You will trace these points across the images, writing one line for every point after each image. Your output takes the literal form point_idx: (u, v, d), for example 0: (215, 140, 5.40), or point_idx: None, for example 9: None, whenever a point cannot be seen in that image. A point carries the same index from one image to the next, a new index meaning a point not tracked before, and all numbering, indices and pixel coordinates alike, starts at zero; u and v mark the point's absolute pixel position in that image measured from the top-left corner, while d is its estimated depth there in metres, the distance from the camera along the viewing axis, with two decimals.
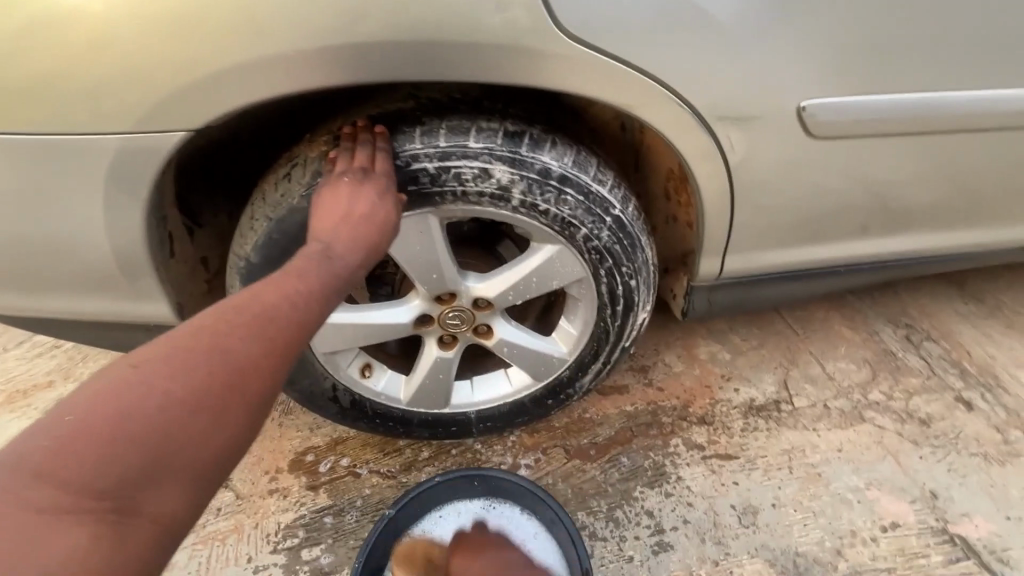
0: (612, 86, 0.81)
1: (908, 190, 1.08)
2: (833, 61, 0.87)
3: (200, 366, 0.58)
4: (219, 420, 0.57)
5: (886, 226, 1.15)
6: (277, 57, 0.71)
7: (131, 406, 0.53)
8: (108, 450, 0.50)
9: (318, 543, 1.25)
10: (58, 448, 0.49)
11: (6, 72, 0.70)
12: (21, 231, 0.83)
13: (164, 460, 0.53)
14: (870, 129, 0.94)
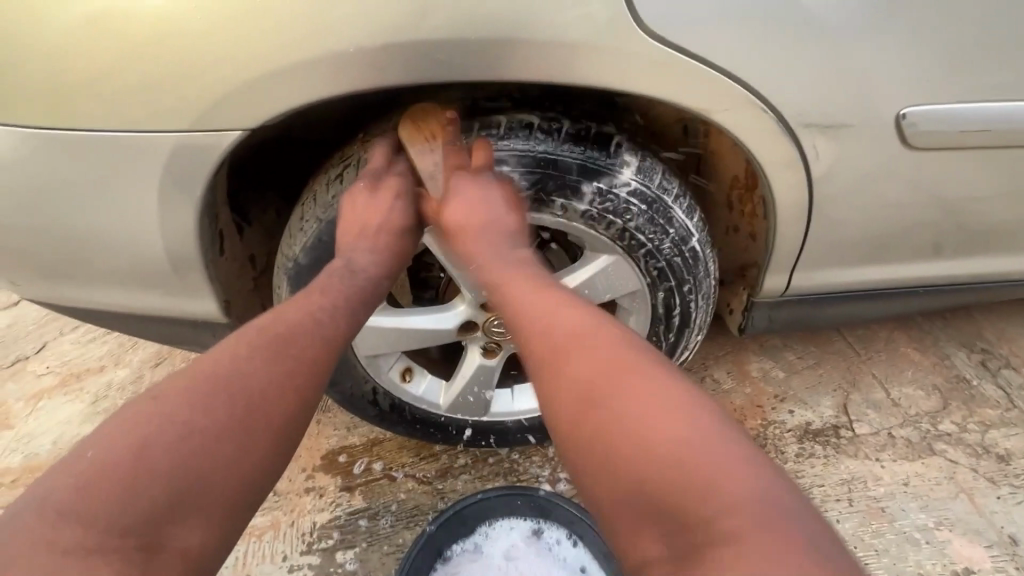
0: (690, 88, 0.74)
1: (1007, 208, 0.98)
2: (938, 64, 0.78)
3: (222, 397, 0.63)
4: (237, 446, 0.61)
5: (976, 246, 1.05)
6: (339, 55, 0.68)
7: (152, 438, 0.58)
8: (132, 483, 0.55)
9: (353, 546, 1.24)
10: (84, 486, 0.54)
11: (69, 66, 0.69)
12: (79, 225, 0.83)
13: (184, 490, 0.57)
14: (974, 139, 0.85)
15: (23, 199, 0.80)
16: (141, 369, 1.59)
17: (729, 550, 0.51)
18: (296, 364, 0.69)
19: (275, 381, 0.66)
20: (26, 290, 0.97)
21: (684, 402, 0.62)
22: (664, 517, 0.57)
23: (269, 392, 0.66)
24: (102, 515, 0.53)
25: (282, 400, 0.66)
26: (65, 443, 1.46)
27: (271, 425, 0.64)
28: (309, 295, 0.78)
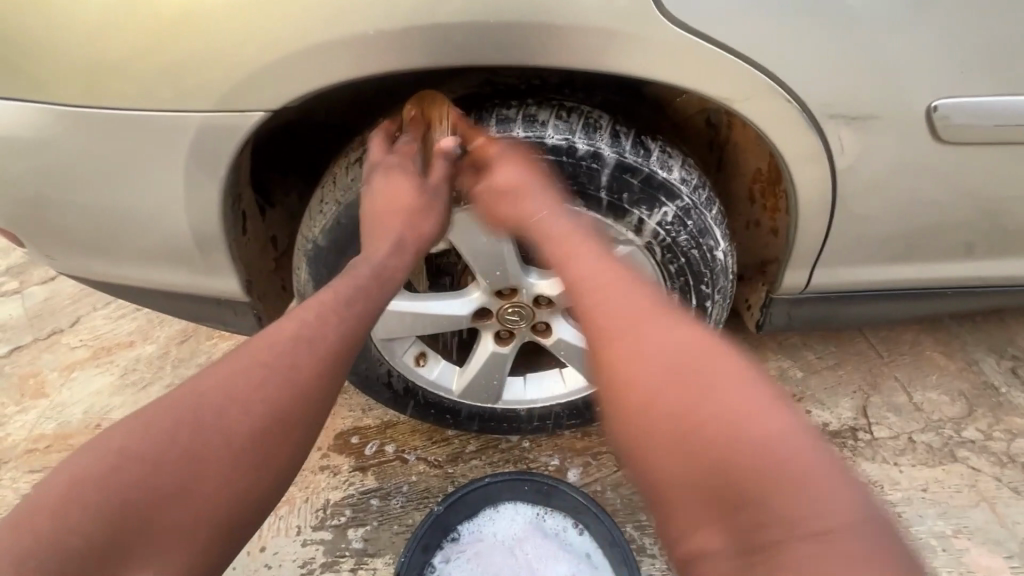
0: (712, 76, 0.73)
1: None
2: (975, 55, 0.75)
3: (210, 408, 0.64)
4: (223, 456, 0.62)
5: (1009, 247, 1.01)
6: (360, 39, 0.69)
7: (153, 445, 0.60)
8: (133, 486, 0.58)
9: (364, 524, 1.27)
10: (87, 488, 0.57)
11: (101, 46, 0.71)
12: (110, 202, 0.86)
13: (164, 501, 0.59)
14: (1011, 135, 0.82)
15: (58, 175, 0.84)
16: (167, 345, 1.65)
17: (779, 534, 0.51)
18: (290, 367, 0.68)
19: (269, 386, 0.66)
20: (60, 264, 1.01)
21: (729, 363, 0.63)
22: (692, 451, 0.58)
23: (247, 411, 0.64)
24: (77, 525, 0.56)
25: (276, 406, 0.65)
26: (95, 413, 1.52)
27: (270, 431, 0.64)
28: (318, 297, 0.75)
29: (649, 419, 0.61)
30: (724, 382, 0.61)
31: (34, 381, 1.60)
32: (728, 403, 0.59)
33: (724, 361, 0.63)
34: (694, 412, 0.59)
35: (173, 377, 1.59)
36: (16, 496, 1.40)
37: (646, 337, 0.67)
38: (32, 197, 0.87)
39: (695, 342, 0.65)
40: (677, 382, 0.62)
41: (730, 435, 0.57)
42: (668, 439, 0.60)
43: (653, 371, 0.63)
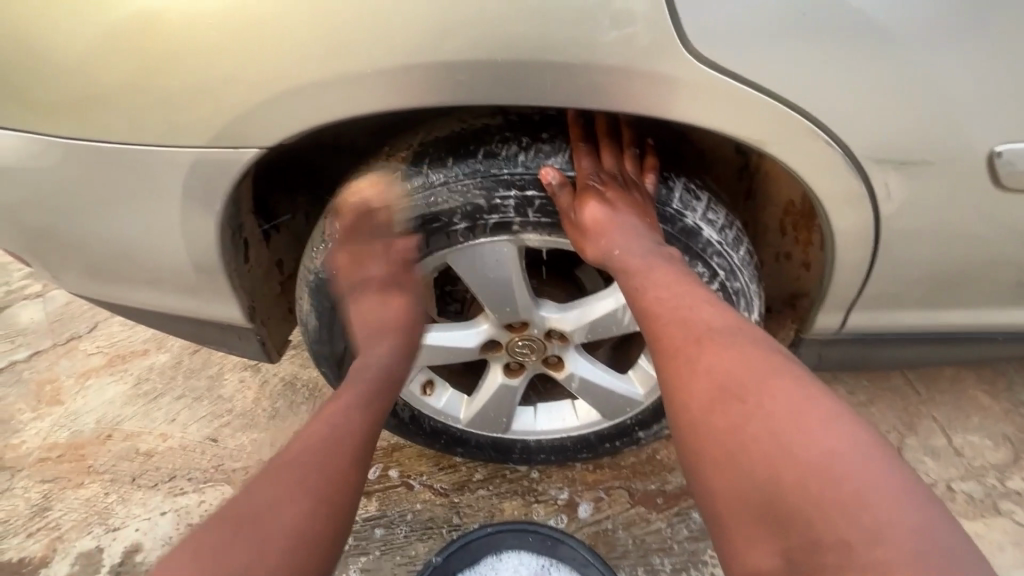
0: (742, 118, 0.67)
1: None
2: None
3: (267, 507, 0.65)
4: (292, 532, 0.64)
5: None
6: (360, 75, 0.65)
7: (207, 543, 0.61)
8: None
9: (367, 553, 1.24)
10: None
11: (95, 77, 0.68)
12: (109, 231, 0.84)
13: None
14: None
15: (58, 203, 0.82)
16: (180, 355, 1.65)
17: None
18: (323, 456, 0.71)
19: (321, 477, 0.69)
20: (65, 285, 1.00)
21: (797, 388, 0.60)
22: (804, 540, 0.51)
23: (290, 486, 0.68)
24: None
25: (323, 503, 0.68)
26: (107, 422, 1.53)
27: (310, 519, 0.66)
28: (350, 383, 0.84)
29: (745, 500, 0.56)
30: (845, 456, 0.53)
31: (50, 388, 1.61)
32: (853, 486, 0.51)
33: (835, 429, 0.55)
34: (810, 497, 0.52)
35: (184, 389, 1.58)
36: (29, 504, 1.41)
37: (746, 410, 0.60)
38: (33, 223, 0.86)
39: (798, 406, 0.58)
40: (786, 462, 0.54)
41: (857, 525, 0.49)
42: (776, 528, 0.53)
43: (750, 450, 0.57)
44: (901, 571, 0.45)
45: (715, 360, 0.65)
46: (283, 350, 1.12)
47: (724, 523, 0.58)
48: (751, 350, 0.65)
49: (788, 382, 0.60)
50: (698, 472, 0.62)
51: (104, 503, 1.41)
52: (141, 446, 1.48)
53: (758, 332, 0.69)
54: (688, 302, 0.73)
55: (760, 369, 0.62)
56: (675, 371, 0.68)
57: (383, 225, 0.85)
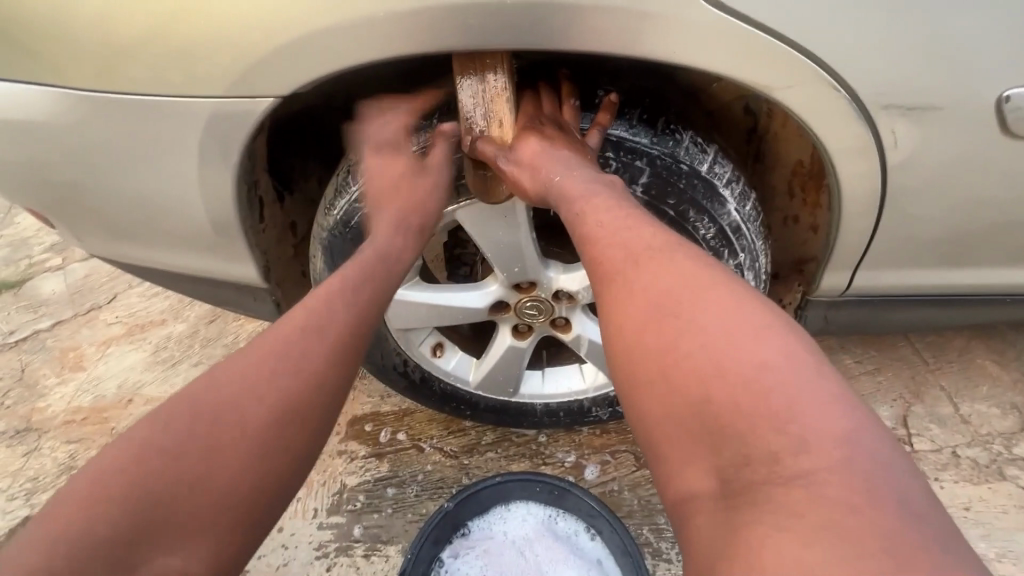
0: (750, 62, 0.67)
1: None
2: None
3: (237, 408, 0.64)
4: (251, 459, 0.62)
5: None
6: (372, 21, 0.66)
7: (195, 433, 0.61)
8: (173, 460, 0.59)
9: (379, 511, 1.28)
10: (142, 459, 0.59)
11: (113, 29, 0.70)
12: (129, 187, 0.86)
13: (184, 513, 0.58)
14: None
15: (79, 160, 0.84)
16: (197, 324, 1.69)
17: (806, 491, 0.45)
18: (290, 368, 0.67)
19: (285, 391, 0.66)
20: (86, 245, 1.03)
21: (735, 302, 0.58)
22: (735, 455, 0.49)
23: (251, 406, 0.64)
24: (106, 520, 0.55)
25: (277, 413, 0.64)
26: (128, 387, 1.58)
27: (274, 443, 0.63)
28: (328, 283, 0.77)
29: (680, 418, 0.53)
30: (777, 368, 0.51)
31: (73, 355, 1.67)
32: (784, 399, 0.49)
33: (769, 343, 0.53)
34: (740, 411, 0.50)
35: (201, 356, 1.63)
36: (56, 463, 1.47)
37: (680, 329, 0.57)
38: (55, 180, 0.88)
39: (731, 322, 0.56)
40: (718, 378, 0.52)
41: (787, 438, 0.47)
42: (706, 445, 0.51)
43: (688, 368, 0.54)
44: (828, 481, 0.44)
45: (652, 280, 0.63)
46: None
47: (654, 443, 0.56)
48: (687, 266, 0.63)
49: (721, 297, 0.58)
50: (633, 393, 0.59)
51: None
52: None
53: (693, 250, 0.66)
54: (634, 227, 0.70)
55: (695, 284, 0.60)
56: (613, 297, 0.65)
57: (394, 183, 0.87)
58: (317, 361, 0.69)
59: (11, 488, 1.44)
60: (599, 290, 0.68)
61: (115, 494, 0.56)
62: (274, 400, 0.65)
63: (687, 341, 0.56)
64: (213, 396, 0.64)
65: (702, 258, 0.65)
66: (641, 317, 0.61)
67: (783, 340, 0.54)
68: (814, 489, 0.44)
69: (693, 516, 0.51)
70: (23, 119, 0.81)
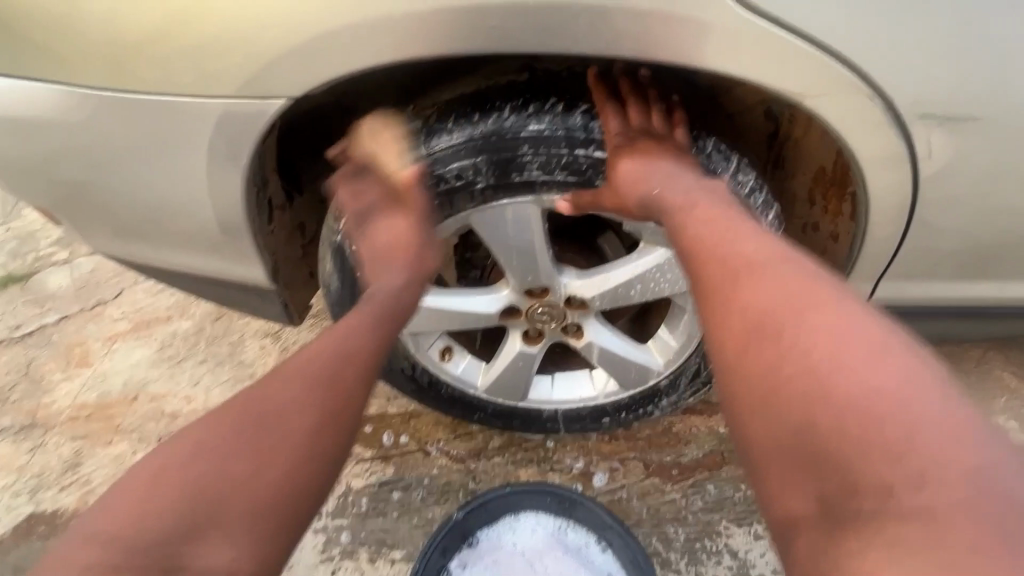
0: (781, 69, 0.65)
1: None
2: None
3: (262, 419, 0.64)
4: (289, 465, 0.63)
5: None
6: (388, 21, 0.64)
7: (219, 444, 0.62)
8: (204, 468, 0.60)
9: (385, 514, 1.27)
10: (171, 471, 0.60)
11: (122, 26, 0.68)
12: (136, 187, 0.84)
13: (228, 518, 0.59)
14: None
15: (86, 158, 0.82)
16: (203, 321, 1.68)
17: (922, 528, 0.42)
18: (314, 374, 0.68)
19: (300, 400, 0.66)
20: (93, 243, 1.01)
21: (850, 319, 0.54)
22: (843, 483, 0.47)
23: (294, 416, 0.65)
24: (153, 528, 0.56)
25: (310, 417, 0.65)
26: (134, 384, 1.57)
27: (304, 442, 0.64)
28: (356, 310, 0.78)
29: (789, 442, 0.52)
30: (901, 394, 0.47)
31: (78, 350, 1.66)
32: (901, 425, 0.45)
33: (883, 364, 0.49)
34: (845, 436, 0.47)
35: (207, 354, 1.62)
36: (60, 460, 1.45)
37: (782, 345, 0.55)
38: (63, 179, 0.87)
39: (842, 341, 0.52)
40: (822, 403, 0.50)
41: (902, 469, 0.44)
42: (812, 471, 0.50)
43: (793, 389, 0.52)
44: (949, 521, 0.41)
45: (751, 293, 0.60)
46: (304, 313, 1.13)
47: (760, 464, 0.55)
48: (795, 280, 0.59)
49: (830, 315, 0.54)
50: (737, 412, 0.58)
51: (132, 460, 1.44)
52: (167, 407, 1.52)
53: (801, 262, 0.62)
54: (726, 236, 0.67)
55: (802, 298, 0.57)
56: (709, 308, 0.64)
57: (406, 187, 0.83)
58: (333, 368, 0.69)
59: (15, 485, 1.42)
60: (696, 302, 0.66)
61: (170, 499, 0.58)
62: (313, 405, 0.66)
63: (794, 360, 0.53)
64: (245, 409, 0.65)
65: (813, 272, 0.60)
66: (743, 331, 0.59)
67: (903, 362, 0.50)
68: (931, 527, 0.41)
69: (800, 541, 0.51)
70: (31, 117, 0.80)
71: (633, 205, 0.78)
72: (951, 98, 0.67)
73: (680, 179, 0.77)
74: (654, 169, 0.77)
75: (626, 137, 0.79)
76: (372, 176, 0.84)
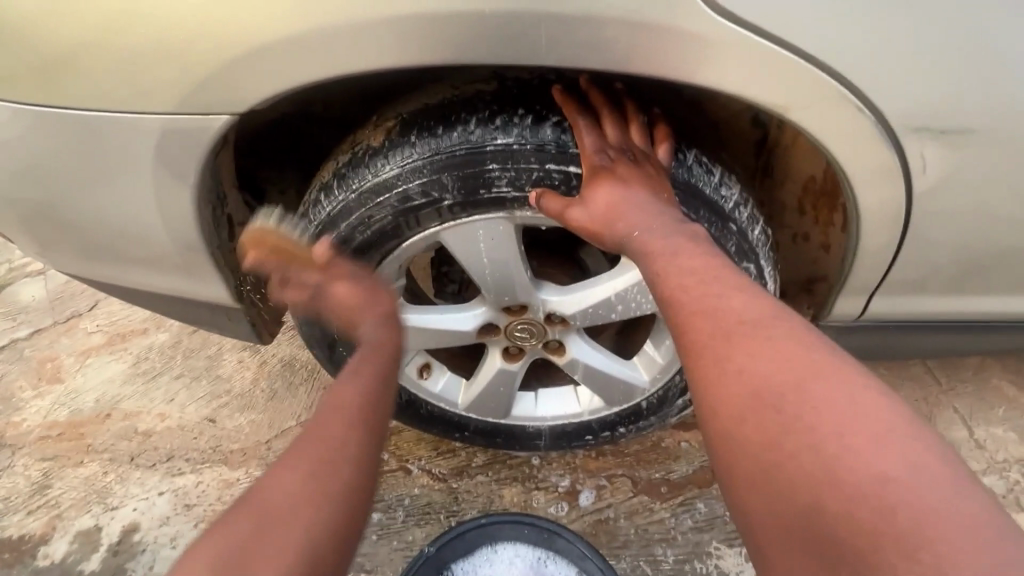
0: (763, 80, 0.60)
1: None
2: None
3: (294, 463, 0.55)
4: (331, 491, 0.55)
5: None
6: (336, 32, 0.59)
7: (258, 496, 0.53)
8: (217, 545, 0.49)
9: (364, 537, 1.23)
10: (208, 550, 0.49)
11: (51, 37, 0.63)
12: (82, 206, 0.79)
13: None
14: None
15: (28, 177, 0.77)
16: (179, 334, 1.63)
17: None
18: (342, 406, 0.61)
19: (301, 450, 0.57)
20: (48, 262, 0.96)
21: (851, 392, 0.51)
22: None
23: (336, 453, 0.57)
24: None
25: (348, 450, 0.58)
26: (107, 401, 1.52)
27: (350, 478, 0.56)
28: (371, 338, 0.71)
29: (802, 533, 0.48)
30: (910, 483, 0.44)
31: (50, 366, 1.60)
32: (914, 519, 0.43)
33: (892, 449, 0.46)
34: (862, 530, 0.44)
35: (183, 368, 1.57)
36: (28, 482, 1.39)
37: (784, 420, 0.51)
38: (6, 197, 0.81)
39: (848, 421, 0.49)
40: (833, 491, 0.46)
41: (921, 567, 0.41)
42: (819, 557, 0.47)
43: (799, 473, 0.49)
44: None
45: (749, 359, 0.56)
46: (275, 330, 1.09)
47: (767, 552, 0.51)
48: (789, 342, 0.55)
49: (834, 388, 0.51)
50: (737, 492, 0.54)
51: (103, 482, 1.38)
52: (140, 425, 1.47)
53: (791, 319, 0.58)
54: (713, 285, 0.62)
55: (801, 371, 0.53)
56: (697, 371, 0.59)
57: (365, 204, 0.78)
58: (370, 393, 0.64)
59: None
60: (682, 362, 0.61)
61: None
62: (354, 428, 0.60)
63: (799, 439, 0.50)
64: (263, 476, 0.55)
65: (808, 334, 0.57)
66: (739, 397, 0.55)
67: (909, 442, 0.47)
68: None
69: None
70: None
71: (608, 238, 0.72)
72: (946, 108, 0.62)
73: (660, 208, 0.72)
74: (629, 200, 0.71)
75: (604, 160, 0.73)
76: (334, 193, 0.79)
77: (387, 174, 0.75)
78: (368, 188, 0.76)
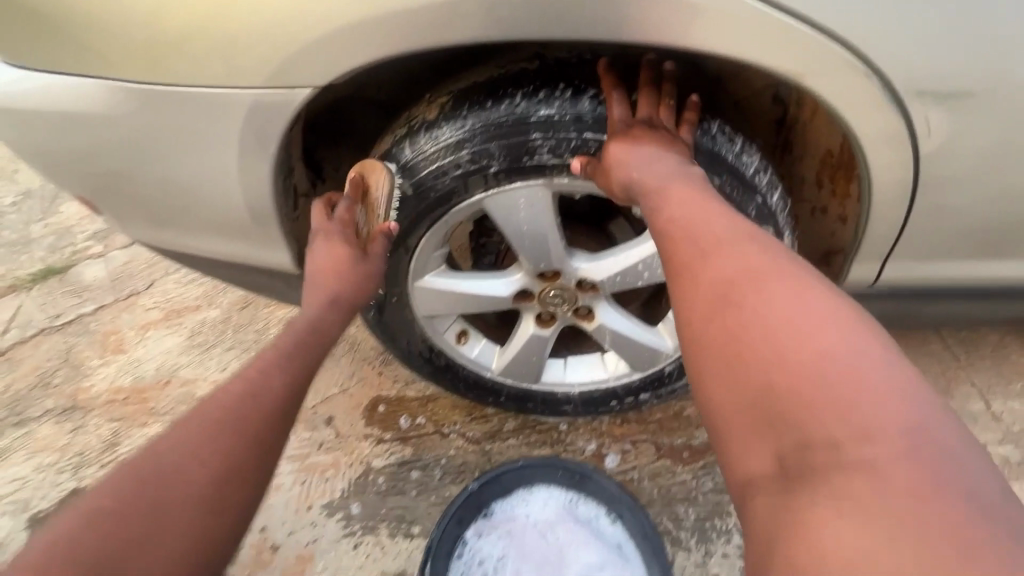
0: (779, 51, 0.67)
1: None
2: None
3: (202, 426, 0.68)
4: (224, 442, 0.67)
5: None
6: (404, 15, 0.68)
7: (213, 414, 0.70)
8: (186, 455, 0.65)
9: (404, 492, 1.33)
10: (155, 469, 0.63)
11: (160, 25, 0.74)
12: (170, 176, 0.90)
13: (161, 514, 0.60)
14: None
15: (125, 150, 0.88)
16: (229, 310, 1.75)
17: (861, 478, 0.47)
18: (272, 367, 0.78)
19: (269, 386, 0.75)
20: (131, 232, 1.08)
21: (808, 291, 0.59)
22: (797, 441, 0.52)
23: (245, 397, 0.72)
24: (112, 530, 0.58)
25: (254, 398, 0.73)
26: (167, 369, 1.65)
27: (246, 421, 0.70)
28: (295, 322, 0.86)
29: (752, 409, 0.56)
30: (849, 357, 0.52)
31: (114, 338, 1.74)
32: (852, 387, 0.50)
33: (835, 333, 0.54)
34: (801, 396, 0.52)
35: (234, 341, 1.69)
36: (99, 440, 1.53)
37: (744, 314, 0.60)
38: (103, 170, 0.93)
39: (800, 310, 0.57)
40: (782, 365, 0.54)
41: (847, 424, 0.49)
42: (766, 426, 0.54)
43: (755, 358, 0.57)
44: (886, 470, 0.46)
45: (722, 267, 0.65)
46: None
47: (721, 429, 0.59)
48: (756, 254, 0.64)
49: (786, 287, 0.59)
50: (701, 381, 0.62)
51: None
52: (197, 391, 1.59)
53: (766, 239, 0.67)
54: (704, 213, 0.71)
55: (758, 269, 0.62)
56: (677, 281, 0.68)
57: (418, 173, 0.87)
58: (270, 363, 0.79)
59: (59, 462, 1.51)
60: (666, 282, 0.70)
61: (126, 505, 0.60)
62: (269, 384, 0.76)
63: (754, 327, 0.58)
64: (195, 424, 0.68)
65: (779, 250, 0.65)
66: (708, 300, 0.64)
67: (857, 329, 0.55)
68: (876, 478, 0.46)
69: (757, 496, 0.54)
70: (74, 111, 0.85)
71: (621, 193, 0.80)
72: (948, 76, 0.68)
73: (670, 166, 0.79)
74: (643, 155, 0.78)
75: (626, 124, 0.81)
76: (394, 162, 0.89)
77: (441, 144, 0.84)
78: (424, 156, 0.86)
